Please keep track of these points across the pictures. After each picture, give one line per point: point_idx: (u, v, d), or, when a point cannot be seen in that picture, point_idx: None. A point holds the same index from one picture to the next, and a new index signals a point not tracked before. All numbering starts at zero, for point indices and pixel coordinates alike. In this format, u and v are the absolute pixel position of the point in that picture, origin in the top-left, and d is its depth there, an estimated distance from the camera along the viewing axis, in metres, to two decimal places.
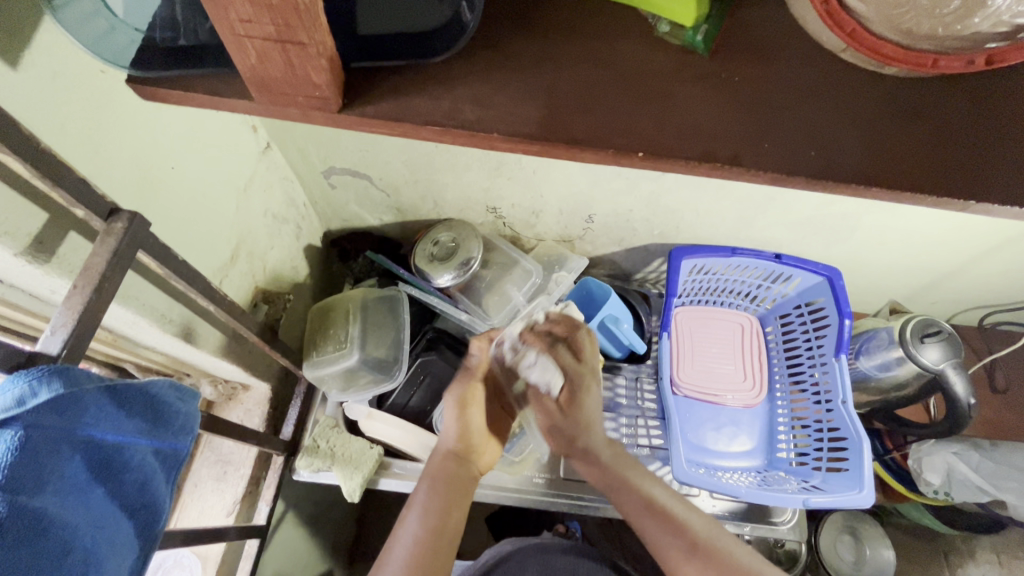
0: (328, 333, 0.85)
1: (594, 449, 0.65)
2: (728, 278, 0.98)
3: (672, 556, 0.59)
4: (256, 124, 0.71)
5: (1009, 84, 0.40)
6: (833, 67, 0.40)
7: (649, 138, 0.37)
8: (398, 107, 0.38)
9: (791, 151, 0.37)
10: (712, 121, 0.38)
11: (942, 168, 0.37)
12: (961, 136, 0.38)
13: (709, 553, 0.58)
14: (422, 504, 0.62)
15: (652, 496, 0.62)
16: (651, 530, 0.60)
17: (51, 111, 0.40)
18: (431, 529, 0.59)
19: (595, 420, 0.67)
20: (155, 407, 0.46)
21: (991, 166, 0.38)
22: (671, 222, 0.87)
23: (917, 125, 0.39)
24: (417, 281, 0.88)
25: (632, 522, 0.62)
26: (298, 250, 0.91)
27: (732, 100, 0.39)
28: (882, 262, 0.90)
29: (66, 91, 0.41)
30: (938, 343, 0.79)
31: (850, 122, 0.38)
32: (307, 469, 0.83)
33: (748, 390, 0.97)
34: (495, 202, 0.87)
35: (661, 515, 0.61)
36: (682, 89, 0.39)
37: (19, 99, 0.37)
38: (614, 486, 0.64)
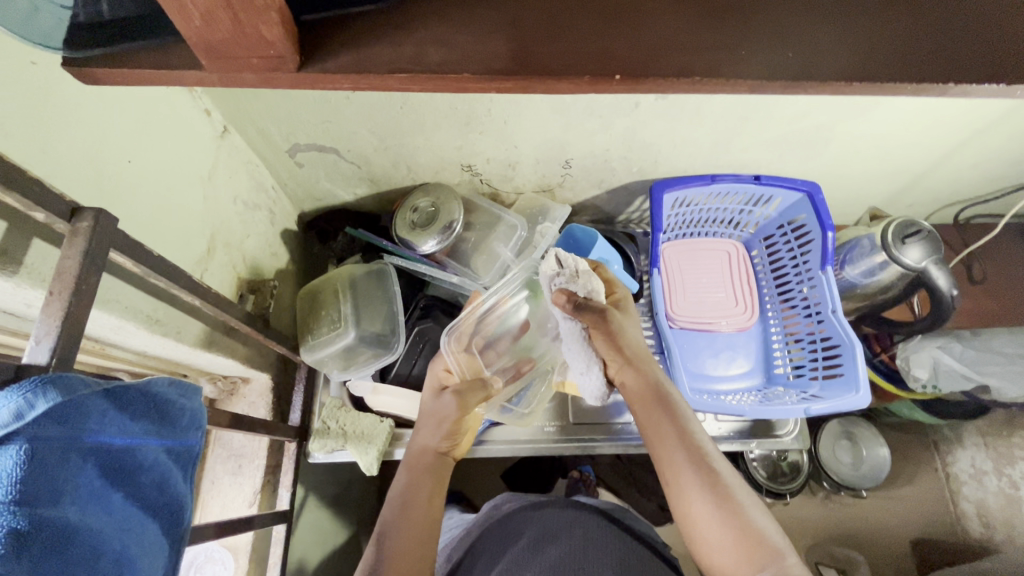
0: (321, 315, 0.84)
1: (637, 358, 0.67)
2: (709, 208, 0.99)
3: (683, 475, 0.58)
4: (208, 107, 0.68)
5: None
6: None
7: (622, 59, 0.36)
8: (359, 59, 0.36)
9: (767, 52, 0.36)
10: (686, 32, 0.37)
11: (921, 54, 0.37)
12: (936, 18, 0.38)
13: (717, 484, 0.56)
14: (398, 497, 0.66)
15: (679, 412, 0.63)
16: (671, 449, 0.60)
17: None
18: (406, 522, 0.62)
19: (636, 338, 0.68)
20: (158, 407, 0.45)
21: (969, 44, 0.37)
22: (648, 156, 0.86)
23: (892, 14, 0.38)
24: (401, 251, 0.88)
25: (652, 436, 0.63)
26: (275, 235, 0.88)
27: (703, 12, 0.37)
28: (858, 171, 0.90)
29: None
30: (919, 241, 0.81)
31: (824, 18, 0.38)
32: (321, 451, 0.84)
33: (740, 314, 0.99)
34: (469, 159, 0.85)
35: (681, 430, 0.61)
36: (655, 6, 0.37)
37: None
38: (644, 400, 0.65)
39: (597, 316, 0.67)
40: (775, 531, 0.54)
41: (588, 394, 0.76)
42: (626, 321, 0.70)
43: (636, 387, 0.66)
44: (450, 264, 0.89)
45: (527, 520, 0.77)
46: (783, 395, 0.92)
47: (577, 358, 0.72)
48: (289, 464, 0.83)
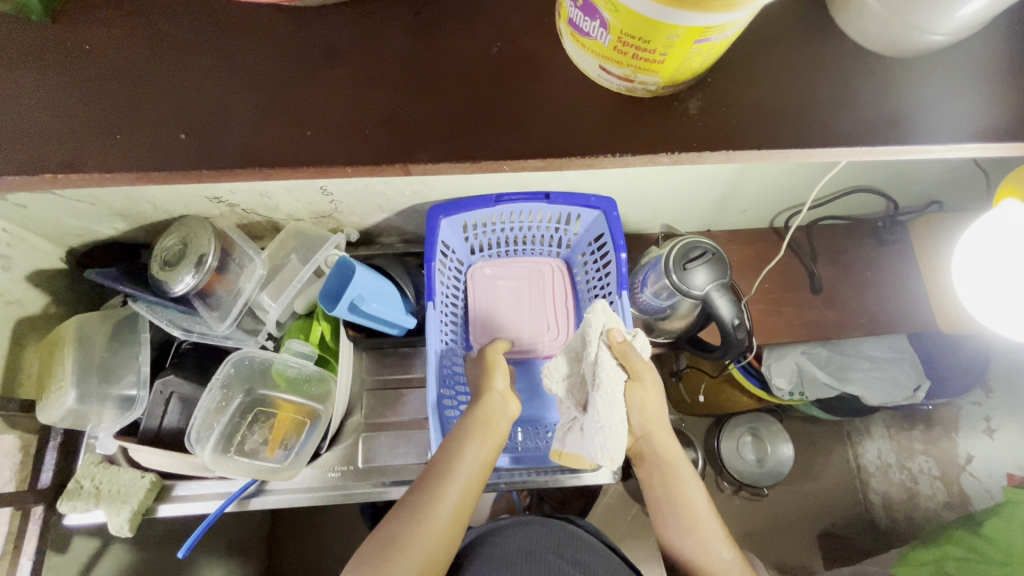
0: (52, 373, 0.76)
1: (661, 431, 0.76)
2: (515, 227, 0.90)
3: (676, 530, 0.74)
4: None
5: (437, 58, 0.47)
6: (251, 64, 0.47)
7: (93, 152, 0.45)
8: None
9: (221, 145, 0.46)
10: (184, 155, 0.46)
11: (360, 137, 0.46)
12: (388, 113, 0.46)
13: (693, 524, 0.73)
14: (480, 436, 0.71)
15: (686, 488, 0.75)
16: (664, 506, 0.76)
17: None
18: (482, 466, 0.70)
19: (661, 418, 0.76)
20: None
21: (402, 133, 0.46)
22: (413, 180, 0.77)
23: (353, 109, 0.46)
24: (143, 294, 0.78)
25: (653, 494, 0.77)
26: (13, 282, 0.80)
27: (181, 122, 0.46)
28: (657, 184, 0.82)
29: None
30: (703, 265, 0.74)
31: (289, 116, 0.46)
32: (74, 512, 0.79)
33: (554, 339, 0.93)
34: (211, 191, 0.76)
35: (684, 506, 0.74)
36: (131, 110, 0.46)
37: None
38: (650, 470, 0.76)
39: (643, 363, 0.70)
40: (687, 556, 0.73)
41: (603, 452, 0.68)
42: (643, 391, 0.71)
43: (654, 456, 0.76)
44: (200, 302, 0.80)
45: (506, 545, 0.83)
46: None
47: (602, 411, 0.67)
48: (38, 528, 0.78)
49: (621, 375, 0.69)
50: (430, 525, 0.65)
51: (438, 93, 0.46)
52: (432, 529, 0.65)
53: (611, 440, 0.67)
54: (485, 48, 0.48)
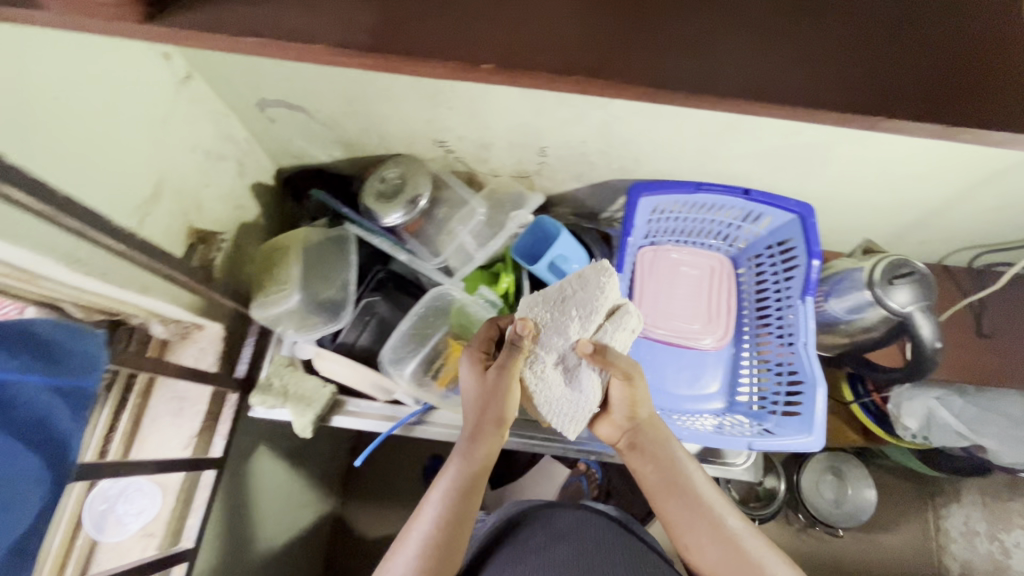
0: (274, 274, 0.84)
1: (644, 428, 0.71)
2: (696, 217, 0.93)
3: (693, 530, 0.65)
4: (169, 51, 0.66)
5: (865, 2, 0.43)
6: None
7: (508, 41, 0.39)
8: None
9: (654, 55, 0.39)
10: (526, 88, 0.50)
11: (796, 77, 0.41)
12: (825, 56, 0.41)
13: (707, 515, 0.65)
14: (453, 477, 0.65)
15: (685, 472, 0.69)
16: (671, 505, 0.67)
17: None
18: (462, 507, 0.63)
19: (643, 404, 0.70)
20: (42, 346, 0.55)
21: (838, 79, 0.41)
22: (629, 153, 0.80)
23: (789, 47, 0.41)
24: (363, 221, 0.86)
25: (654, 495, 0.69)
26: (243, 188, 0.87)
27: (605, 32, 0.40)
28: (861, 197, 0.82)
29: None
30: (909, 284, 0.75)
31: (735, 44, 0.41)
32: (261, 406, 0.86)
33: (715, 333, 0.94)
34: (441, 134, 0.82)
35: (686, 493, 0.67)
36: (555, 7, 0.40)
37: None
38: (644, 459, 0.70)
39: (624, 362, 0.65)
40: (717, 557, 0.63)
41: (569, 424, 0.70)
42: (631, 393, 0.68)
43: (649, 458, 0.70)
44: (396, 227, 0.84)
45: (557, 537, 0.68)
46: (739, 424, 0.88)
47: (575, 398, 0.68)
48: (230, 413, 0.86)
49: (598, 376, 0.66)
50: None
51: (869, 46, 0.42)
52: None
53: (576, 419, 0.70)
54: (898, 11, 0.45)
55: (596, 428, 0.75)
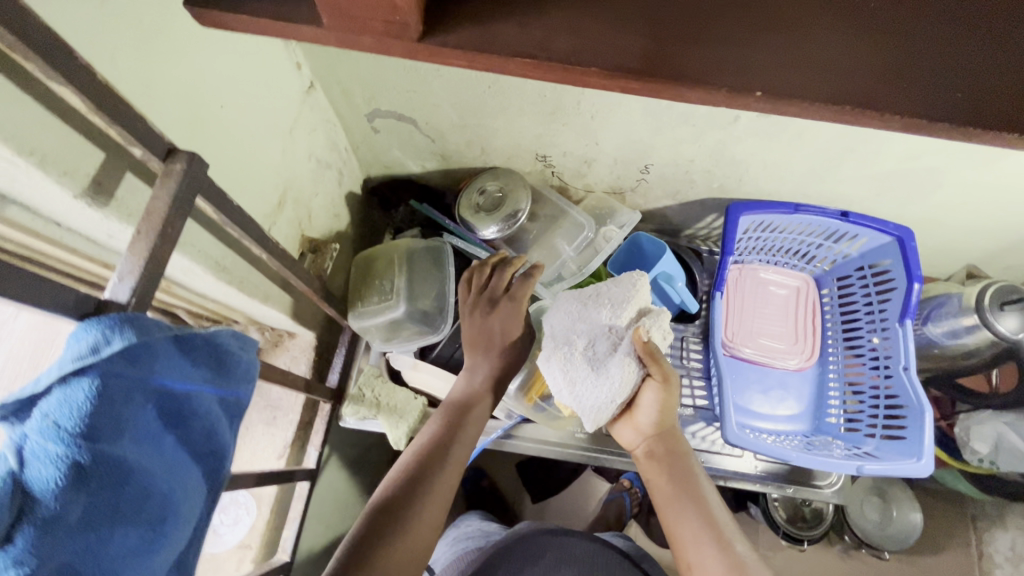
0: (374, 283, 0.84)
1: (668, 440, 0.67)
2: (787, 236, 0.92)
3: (699, 547, 0.59)
4: (300, 61, 0.66)
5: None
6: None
7: (768, 75, 0.32)
8: (484, 38, 0.32)
9: (935, 95, 0.32)
10: None
11: None
12: None
13: (719, 533, 0.60)
14: (442, 450, 0.63)
15: (699, 488, 0.64)
16: (682, 518, 0.62)
17: (119, 51, 0.38)
18: (446, 479, 0.61)
19: (669, 416, 0.67)
20: (219, 358, 0.45)
21: None
22: (734, 173, 0.81)
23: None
24: (462, 232, 0.86)
25: (664, 505, 0.64)
26: (341, 197, 0.87)
27: (892, 66, 0.33)
28: (962, 223, 0.83)
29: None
30: (1020, 311, 0.75)
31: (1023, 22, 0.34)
32: (353, 417, 0.85)
33: (801, 353, 0.94)
34: (546, 149, 0.82)
35: (698, 503, 0.62)
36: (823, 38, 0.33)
37: (100, 47, 0.36)
38: (662, 469, 0.65)
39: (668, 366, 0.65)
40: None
41: (587, 413, 0.68)
42: (660, 397, 0.65)
43: (661, 464, 0.66)
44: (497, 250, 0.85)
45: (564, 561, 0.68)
46: (831, 446, 0.87)
47: (600, 388, 0.66)
48: (321, 423, 0.85)
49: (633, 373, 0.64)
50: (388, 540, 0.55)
51: None
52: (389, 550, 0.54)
53: (594, 410, 0.67)
54: None
55: (617, 432, 0.71)
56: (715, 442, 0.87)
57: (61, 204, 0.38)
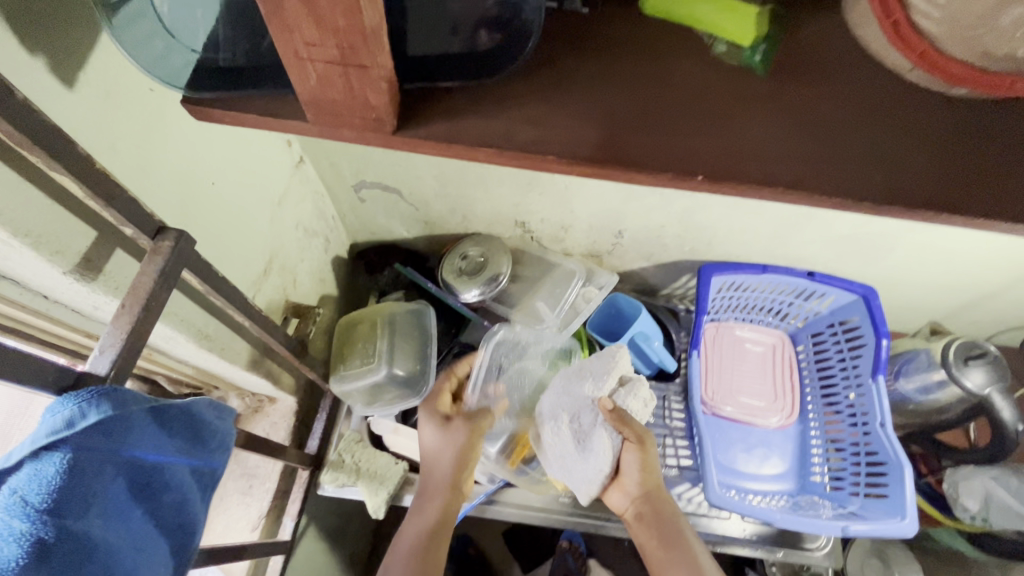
0: (356, 347, 0.85)
1: (653, 497, 0.67)
2: (759, 295, 0.96)
3: None
4: (291, 139, 0.71)
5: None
6: (899, 90, 0.38)
7: (712, 160, 0.36)
8: (451, 129, 0.36)
9: (857, 177, 0.36)
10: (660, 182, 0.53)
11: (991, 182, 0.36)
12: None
13: None
14: (427, 535, 0.66)
15: (688, 544, 0.63)
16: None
17: (118, 137, 0.41)
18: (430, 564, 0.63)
19: (653, 476, 0.67)
20: (194, 426, 0.46)
21: None
22: (702, 237, 0.85)
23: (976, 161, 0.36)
24: (443, 295, 0.90)
25: (654, 568, 0.63)
26: (327, 262, 0.90)
27: (817, 151, 0.36)
28: (921, 282, 0.87)
29: (90, 89, 0.38)
30: (984, 366, 0.77)
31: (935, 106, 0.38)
32: (331, 484, 0.83)
33: (781, 410, 0.95)
34: (524, 216, 0.86)
35: (688, 562, 0.62)
36: (757, 129, 0.37)
37: (98, 133, 0.39)
38: (651, 533, 0.65)
39: (640, 426, 0.68)
40: None
41: (583, 486, 0.70)
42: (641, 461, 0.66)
43: (648, 524, 0.65)
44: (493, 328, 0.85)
45: None
46: (818, 506, 0.86)
47: (587, 461, 0.67)
48: (299, 492, 0.83)
49: (611, 443, 0.66)
50: None
51: None
52: None
53: (585, 483, 0.69)
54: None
55: (608, 498, 0.72)
56: (701, 504, 0.86)
57: (50, 279, 0.40)
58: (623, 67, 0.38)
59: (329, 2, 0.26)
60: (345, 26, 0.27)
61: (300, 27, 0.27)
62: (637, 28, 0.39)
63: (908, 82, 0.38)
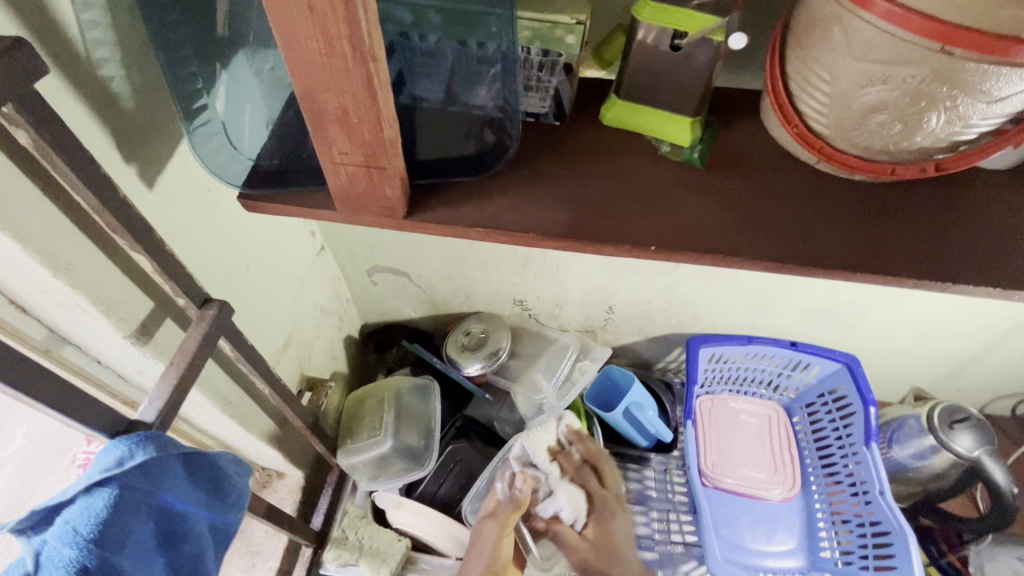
0: (363, 421, 0.89)
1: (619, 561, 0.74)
2: (747, 367, 1.00)
3: None
4: (315, 229, 0.81)
5: (948, 184, 0.46)
6: (812, 175, 0.47)
7: (661, 234, 0.44)
8: (450, 214, 0.45)
9: (783, 246, 0.43)
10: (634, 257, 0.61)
11: (896, 247, 0.43)
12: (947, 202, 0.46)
13: None
14: None
15: None
16: None
17: (180, 225, 0.50)
18: None
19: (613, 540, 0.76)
20: (216, 480, 0.49)
21: (934, 247, 0.43)
22: (687, 311, 0.92)
23: (879, 233, 0.44)
24: (447, 369, 0.94)
25: None
26: (339, 340, 0.97)
27: (748, 226, 0.44)
28: (900, 349, 0.92)
29: (164, 189, 0.48)
30: (970, 429, 0.79)
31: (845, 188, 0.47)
32: (334, 563, 0.82)
33: (782, 482, 0.95)
34: (522, 295, 0.94)
35: None
36: (698, 210, 0.45)
37: (166, 223, 0.48)
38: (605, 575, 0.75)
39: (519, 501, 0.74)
40: None
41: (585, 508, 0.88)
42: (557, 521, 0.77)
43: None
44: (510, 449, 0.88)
45: None
46: None
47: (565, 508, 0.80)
48: (302, 570, 0.83)
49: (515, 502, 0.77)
50: None
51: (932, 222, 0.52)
52: None
53: None
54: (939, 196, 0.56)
55: None
56: None
57: (109, 343, 0.47)
58: (587, 167, 0.47)
59: (360, 124, 0.35)
60: (371, 140, 0.37)
61: (337, 142, 0.37)
62: (599, 136, 0.50)
63: (820, 170, 0.47)
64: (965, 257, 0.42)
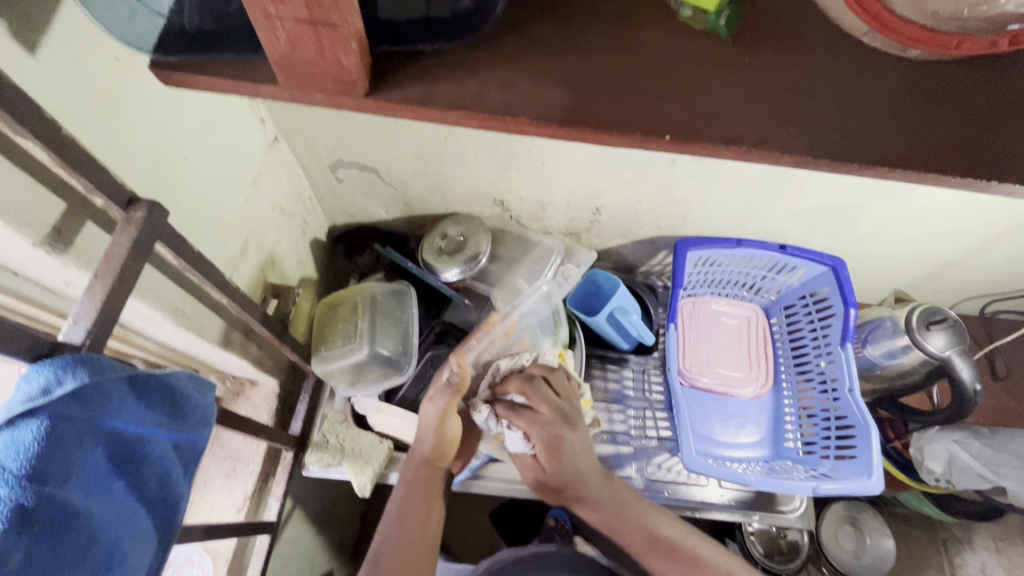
0: (337, 327, 0.85)
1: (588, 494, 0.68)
2: (732, 270, 0.98)
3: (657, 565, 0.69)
4: (264, 116, 0.70)
5: (1006, 64, 0.40)
6: (854, 50, 0.40)
7: (678, 120, 0.37)
8: (425, 93, 0.36)
9: (816, 136, 0.37)
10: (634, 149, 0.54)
11: (940, 139, 0.38)
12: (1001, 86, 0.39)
13: (666, 548, 0.69)
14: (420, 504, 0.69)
15: (654, 528, 0.70)
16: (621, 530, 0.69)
17: (84, 103, 0.40)
18: (425, 533, 0.68)
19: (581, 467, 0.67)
20: (173, 399, 0.45)
21: (983, 140, 0.38)
22: (678, 212, 0.86)
23: (925, 123, 0.38)
24: (424, 274, 0.89)
25: (632, 550, 0.70)
26: (305, 244, 0.89)
27: (779, 112, 0.38)
28: (887, 252, 0.90)
29: (53, 55, 0.37)
30: (944, 330, 0.81)
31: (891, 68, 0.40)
32: (316, 465, 0.83)
33: (755, 380, 0.98)
34: (503, 194, 0.87)
35: (661, 547, 0.69)
36: (721, 90, 0.38)
37: (64, 103, 0.38)
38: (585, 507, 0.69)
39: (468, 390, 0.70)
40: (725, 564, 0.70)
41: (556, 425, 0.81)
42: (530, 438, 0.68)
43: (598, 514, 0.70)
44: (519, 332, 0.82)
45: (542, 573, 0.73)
46: (792, 470, 0.90)
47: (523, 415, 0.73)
48: (284, 473, 0.83)
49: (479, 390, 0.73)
50: (388, 534, 0.68)
51: None
52: (386, 537, 0.67)
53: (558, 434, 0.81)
54: None
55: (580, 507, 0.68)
56: (679, 472, 0.89)
57: (17, 252, 0.39)
58: (589, 35, 0.39)
59: None
60: None
61: None
62: None
63: (864, 43, 0.40)
64: (1013, 152, 0.37)
